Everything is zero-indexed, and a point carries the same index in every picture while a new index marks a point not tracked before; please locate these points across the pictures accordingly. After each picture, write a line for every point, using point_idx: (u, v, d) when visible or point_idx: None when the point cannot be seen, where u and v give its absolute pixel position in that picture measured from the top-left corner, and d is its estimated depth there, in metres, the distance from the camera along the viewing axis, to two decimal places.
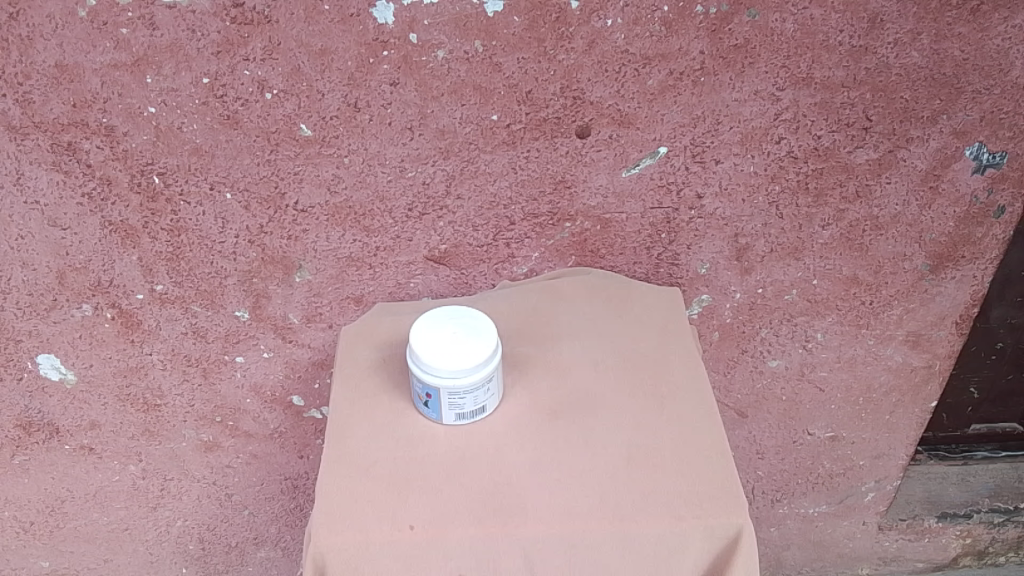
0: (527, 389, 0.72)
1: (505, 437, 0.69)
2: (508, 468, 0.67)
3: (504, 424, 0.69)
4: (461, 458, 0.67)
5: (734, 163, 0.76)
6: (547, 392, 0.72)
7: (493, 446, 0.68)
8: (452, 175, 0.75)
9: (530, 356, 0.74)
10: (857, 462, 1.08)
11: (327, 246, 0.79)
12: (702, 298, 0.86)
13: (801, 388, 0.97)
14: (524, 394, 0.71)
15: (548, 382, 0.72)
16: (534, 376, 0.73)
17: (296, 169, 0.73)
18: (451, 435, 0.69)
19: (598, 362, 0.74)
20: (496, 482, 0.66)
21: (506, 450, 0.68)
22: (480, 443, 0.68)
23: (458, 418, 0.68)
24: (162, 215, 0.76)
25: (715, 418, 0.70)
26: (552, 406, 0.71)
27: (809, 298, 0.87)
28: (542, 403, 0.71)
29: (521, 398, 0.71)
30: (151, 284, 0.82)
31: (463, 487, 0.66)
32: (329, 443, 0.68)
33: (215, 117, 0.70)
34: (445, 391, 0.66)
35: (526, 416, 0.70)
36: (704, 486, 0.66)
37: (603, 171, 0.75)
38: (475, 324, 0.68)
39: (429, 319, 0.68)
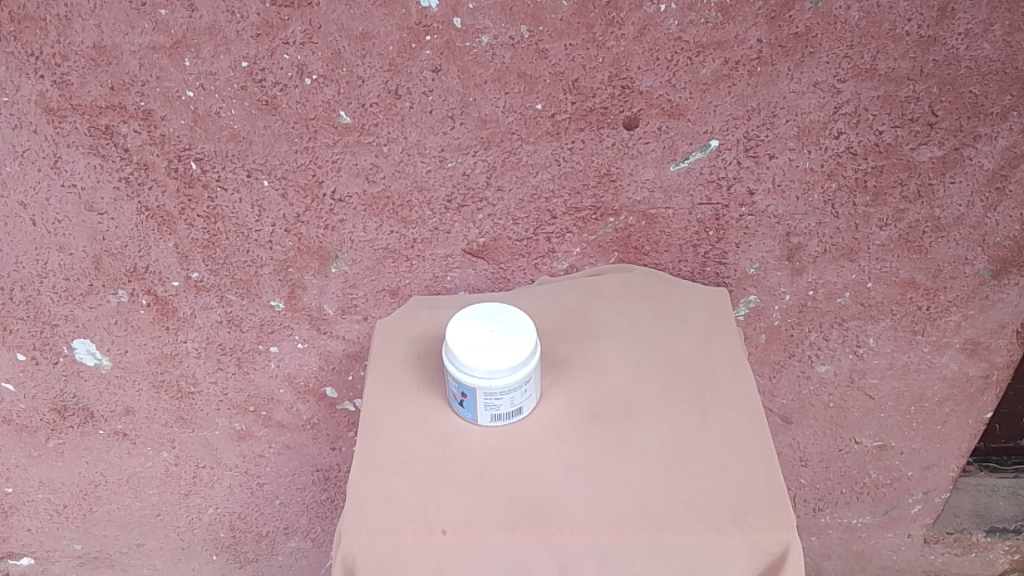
0: (565, 390, 0.69)
1: (541, 437, 0.66)
2: (542, 470, 0.64)
3: (540, 425, 0.67)
4: (495, 458, 0.65)
5: (789, 158, 0.72)
6: (586, 393, 0.69)
7: (528, 446, 0.66)
8: (493, 166, 0.72)
9: (569, 355, 0.72)
10: (905, 472, 1.03)
11: (364, 236, 0.78)
12: (749, 298, 0.83)
13: (849, 394, 0.93)
14: (561, 394, 0.69)
15: (586, 382, 0.70)
16: (571, 376, 0.70)
17: (334, 157, 0.72)
18: (486, 435, 0.66)
19: (639, 363, 0.71)
20: (530, 484, 0.64)
21: (541, 451, 0.65)
22: (516, 446, 0.66)
23: (495, 418, 0.66)
24: (198, 202, 0.75)
25: (762, 426, 0.67)
26: (591, 409, 0.68)
27: (862, 301, 0.84)
28: (581, 406, 0.68)
29: (558, 397, 0.69)
30: (187, 271, 0.81)
31: (496, 489, 0.63)
32: (361, 439, 0.66)
33: (253, 102, 0.68)
34: (481, 390, 0.64)
35: (563, 416, 0.68)
36: (748, 496, 0.63)
37: (650, 164, 0.72)
38: (513, 322, 0.66)
39: (465, 315, 0.66)
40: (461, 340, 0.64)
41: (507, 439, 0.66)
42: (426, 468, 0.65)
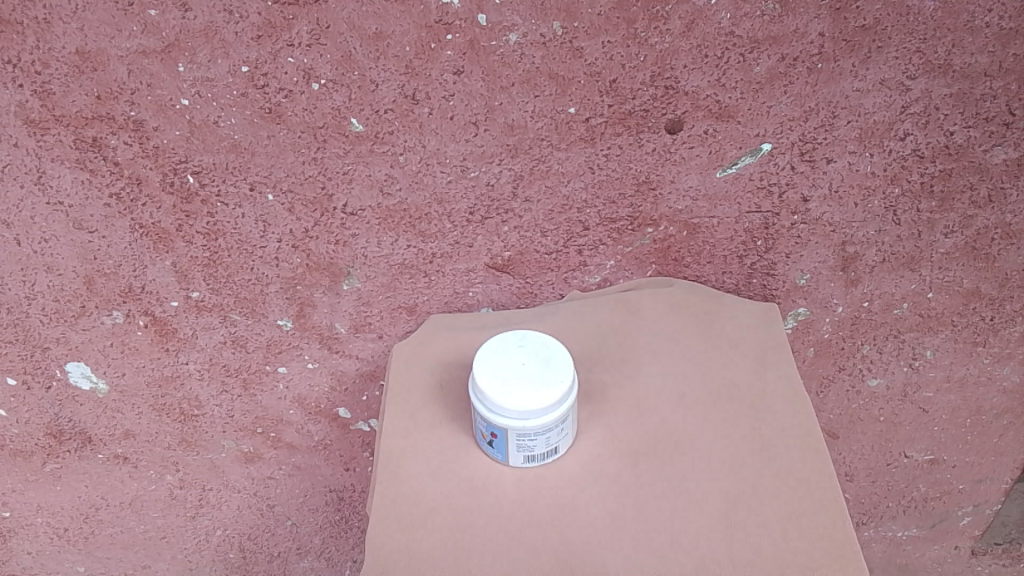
0: (604, 425, 0.63)
1: (580, 480, 0.60)
2: (584, 519, 0.58)
3: (578, 467, 0.61)
4: (531, 504, 0.59)
5: (848, 162, 0.65)
6: (627, 429, 0.63)
7: (567, 491, 0.60)
8: (520, 176, 0.65)
9: (606, 385, 0.65)
10: (956, 486, 0.97)
11: (379, 252, 0.71)
12: (798, 311, 0.76)
13: (901, 408, 0.87)
14: (601, 430, 0.63)
15: (628, 415, 0.64)
16: (611, 409, 0.64)
17: (346, 168, 0.65)
18: (518, 477, 0.61)
19: (685, 392, 0.65)
20: (571, 534, 0.58)
21: (582, 496, 0.60)
22: (553, 492, 0.60)
23: (527, 460, 0.60)
24: (197, 218, 0.69)
25: (825, 463, 0.61)
26: (633, 447, 0.62)
27: (921, 312, 0.77)
28: (622, 443, 0.62)
29: (597, 434, 0.63)
30: (186, 291, 0.75)
31: (532, 540, 0.58)
32: (381, 485, 0.61)
33: (255, 111, 0.61)
34: (513, 431, 0.58)
35: (604, 455, 0.62)
36: (814, 548, 0.57)
37: (694, 171, 0.65)
38: (547, 353, 0.59)
39: (493, 346, 0.60)
40: (490, 377, 0.58)
41: (541, 483, 0.60)
42: (455, 515, 0.59)
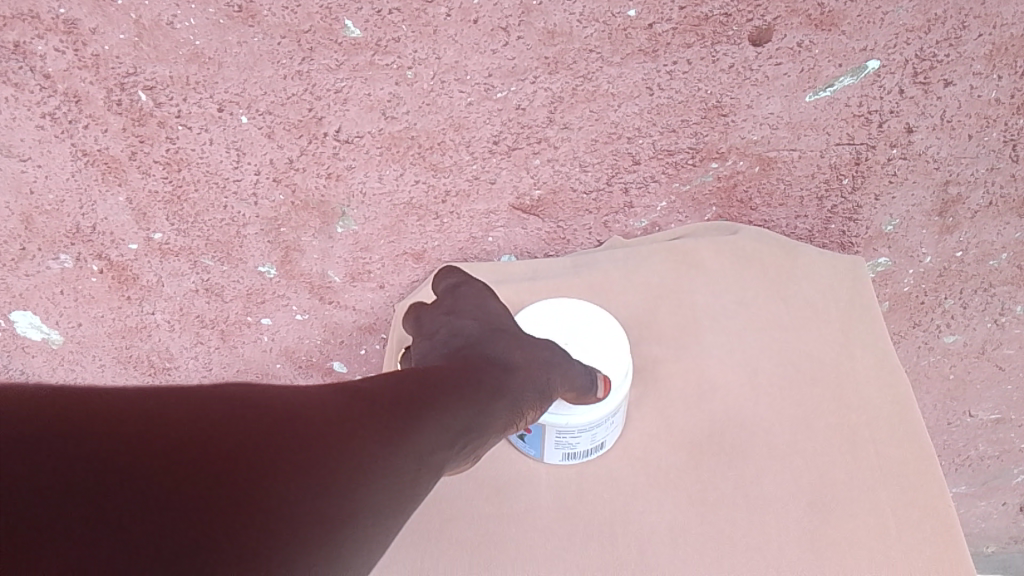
0: (659, 411, 0.57)
1: (634, 482, 0.54)
2: (645, 531, 0.52)
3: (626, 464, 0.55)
4: (572, 511, 0.53)
5: (970, 86, 0.51)
6: (689, 415, 0.56)
7: (617, 496, 0.54)
8: (559, 97, 0.52)
9: (665, 359, 0.58)
10: (1019, 446, 0.87)
11: (380, 188, 0.58)
12: (878, 261, 0.64)
13: (976, 366, 0.76)
14: (656, 415, 0.57)
15: (691, 402, 0.57)
16: (669, 393, 0.57)
17: (339, 84, 0.51)
18: (556, 478, 0.54)
19: (757, 375, 0.57)
20: (631, 551, 0.52)
21: (637, 502, 0.53)
22: (596, 497, 0.53)
23: (567, 457, 0.53)
24: (153, 145, 0.55)
25: (925, 455, 0.53)
26: (697, 438, 0.55)
27: (1020, 264, 0.65)
28: (683, 433, 0.56)
29: (653, 422, 0.56)
30: (147, 232, 0.62)
31: (586, 556, 0.51)
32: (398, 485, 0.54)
33: (220, 9, 0.47)
34: (552, 428, 0.51)
35: (661, 455, 0.55)
36: (920, 559, 0.50)
37: (777, 94, 0.52)
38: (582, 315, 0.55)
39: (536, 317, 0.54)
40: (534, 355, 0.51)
41: (583, 483, 0.54)
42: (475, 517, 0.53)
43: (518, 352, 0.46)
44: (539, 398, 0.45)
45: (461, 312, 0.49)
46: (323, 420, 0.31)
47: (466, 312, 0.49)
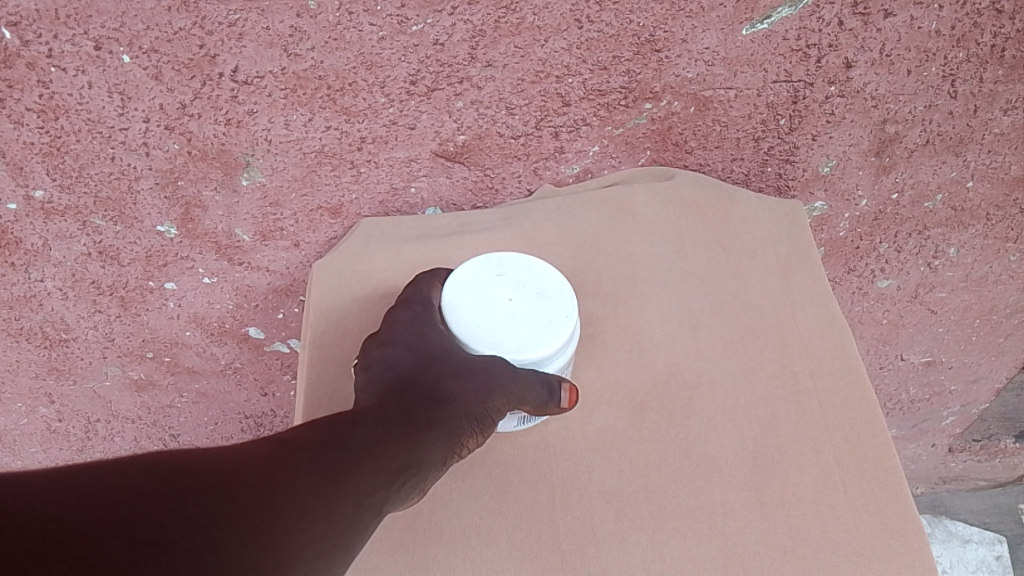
0: (596, 368, 0.54)
1: (570, 446, 0.51)
2: (585, 499, 0.49)
3: (562, 431, 0.51)
4: (511, 486, 0.50)
5: (910, 16, 0.49)
6: (627, 373, 0.53)
7: (553, 464, 0.50)
8: (480, 31, 0.48)
9: (601, 311, 0.55)
10: (948, 388, 0.88)
11: (288, 135, 0.53)
12: (815, 205, 0.62)
13: (909, 310, 0.75)
14: (592, 372, 0.54)
15: (627, 356, 0.54)
16: (605, 348, 0.54)
17: (232, 17, 0.46)
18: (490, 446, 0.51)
19: (697, 326, 0.55)
20: (572, 522, 0.48)
21: (575, 467, 0.50)
22: (532, 465, 0.50)
23: (521, 422, 0.50)
24: (24, 91, 0.49)
25: (869, 405, 0.51)
26: (636, 397, 0.53)
27: (955, 204, 0.64)
28: (622, 391, 0.53)
29: (590, 381, 0.53)
30: (26, 190, 0.55)
31: (530, 532, 0.48)
32: None
33: None
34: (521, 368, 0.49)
35: (598, 414, 0.52)
36: (867, 516, 0.48)
37: (713, 26, 0.49)
38: (505, 271, 0.52)
39: (462, 281, 0.52)
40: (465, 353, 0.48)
41: (518, 450, 0.51)
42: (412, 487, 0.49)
43: (453, 382, 0.46)
44: (479, 425, 0.46)
45: (396, 340, 0.49)
46: (267, 465, 0.36)
47: (401, 338, 0.49)
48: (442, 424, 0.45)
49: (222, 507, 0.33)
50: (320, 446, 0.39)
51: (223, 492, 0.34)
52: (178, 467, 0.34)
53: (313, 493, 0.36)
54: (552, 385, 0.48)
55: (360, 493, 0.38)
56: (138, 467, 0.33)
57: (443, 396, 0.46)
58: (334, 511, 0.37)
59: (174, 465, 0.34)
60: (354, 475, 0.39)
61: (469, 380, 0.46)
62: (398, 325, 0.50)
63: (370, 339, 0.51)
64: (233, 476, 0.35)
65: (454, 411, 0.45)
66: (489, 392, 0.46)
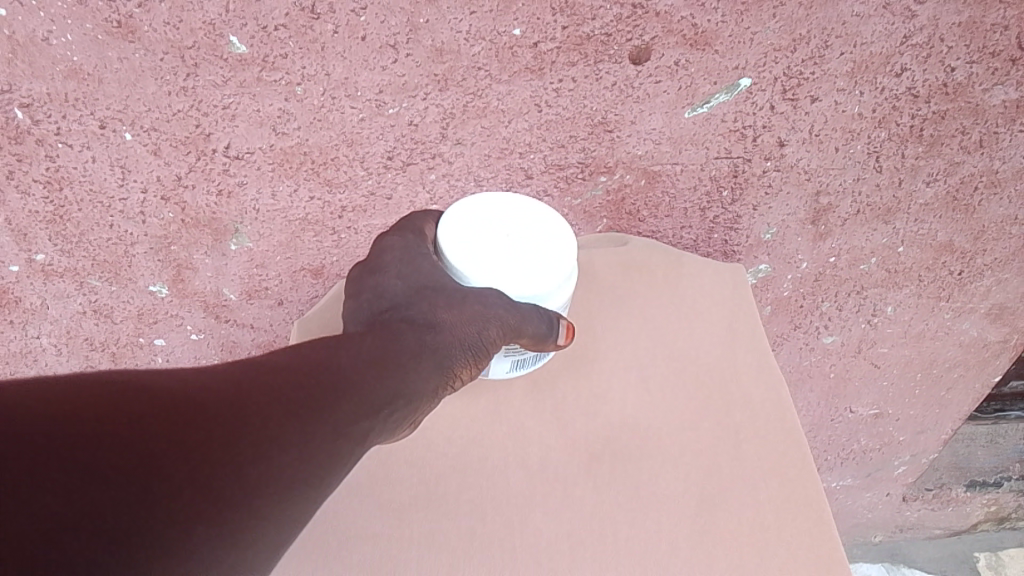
0: (558, 422, 0.58)
1: (531, 493, 0.54)
2: (538, 535, 0.52)
3: (526, 480, 0.55)
4: (475, 529, 0.52)
5: (835, 101, 0.55)
6: (586, 425, 0.57)
7: (514, 509, 0.53)
8: (450, 112, 0.53)
9: (562, 368, 0.60)
10: (897, 437, 0.93)
11: (274, 205, 0.58)
12: (759, 268, 0.68)
13: (854, 365, 0.81)
14: (554, 425, 0.57)
15: (584, 409, 0.58)
16: (567, 402, 0.59)
17: (226, 101, 0.51)
18: (460, 493, 0.54)
19: (649, 381, 0.59)
20: (527, 560, 0.51)
21: (534, 509, 0.53)
22: (495, 509, 0.53)
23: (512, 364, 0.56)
24: (32, 164, 0.53)
25: (804, 456, 0.56)
26: (593, 445, 0.57)
27: (888, 267, 0.70)
28: (580, 440, 0.57)
29: (552, 435, 0.57)
30: (29, 253, 0.59)
31: (469, 545, 0.51)
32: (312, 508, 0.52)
33: (100, 23, 0.47)
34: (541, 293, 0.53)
35: (559, 464, 0.56)
36: (800, 557, 0.52)
37: (658, 110, 0.55)
38: (498, 216, 0.55)
39: (462, 226, 0.54)
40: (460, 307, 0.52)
41: (482, 497, 0.54)
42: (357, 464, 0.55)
43: (446, 311, 0.50)
44: (472, 354, 0.50)
45: (385, 268, 0.52)
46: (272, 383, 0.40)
47: (391, 265, 0.52)
48: (434, 353, 0.49)
49: (197, 460, 0.34)
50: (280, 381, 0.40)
51: (199, 441, 0.35)
52: (146, 414, 0.34)
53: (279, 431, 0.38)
54: (553, 320, 0.52)
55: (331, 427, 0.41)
56: (107, 412, 0.33)
57: (437, 324, 0.49)
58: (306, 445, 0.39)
59: (140, 409, 0.34)
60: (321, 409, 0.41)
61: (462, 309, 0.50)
62: (389, 254, 0.52)
63: (360, 268, 0.53)
64: (206, 422, 0.35)
65: (450, 341, 0.49)
66: (485, 320, 0.50)
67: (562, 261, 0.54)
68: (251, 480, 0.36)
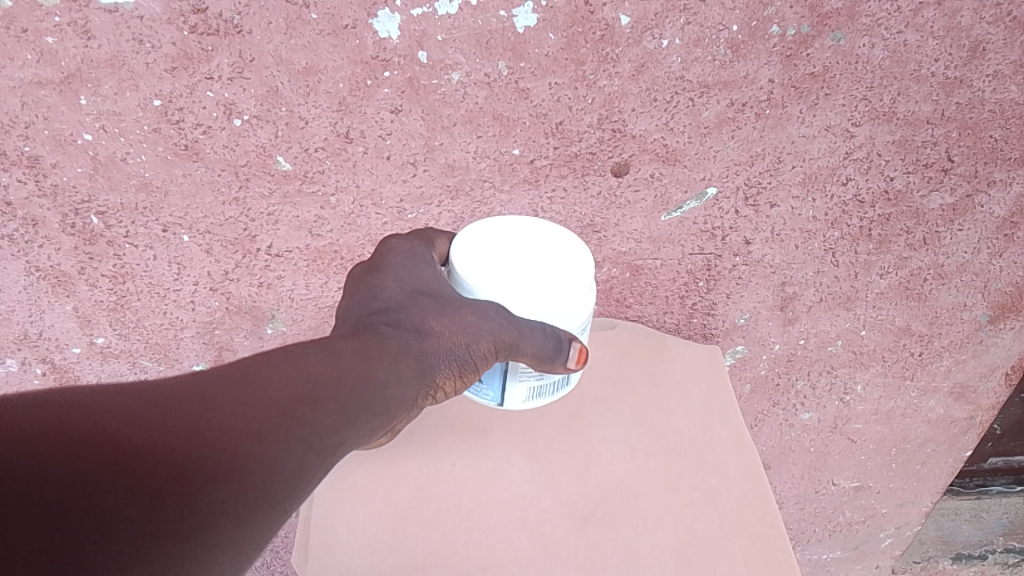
0: (555, 486, 0.64)
1: (529, 547, 0.60)
2: (534, 565, 0.59)
3: (528, 540, 0.60)
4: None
5: (791, 207, 0.64)
6: (579, 487, 0.64)
7: (516, 561, 0.59)
8: (460, 217, 0.62)
9: (557, 436, 0.67)
10: (879, 510, 0.98)
11: (307, 294, 0.66)
12: (736, 349, 0.76)
13: (831, 440, 0.87)
14: (553, 490, 0.64)
15: (577, 472, 0.65)
16: (563, 468, 0.65)
17: (271, 208, 0.60)
18: (466, 549, 0.59)
19: (634, 447, 0.67)
20: None
21: (532, 558, 0.59)
22: (498, 563, 0.59)
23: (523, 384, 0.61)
24: (102, 261, 0.63)
25: (772, 511, 0.63)
26: (584, 503, 0.63)
27: (854, 349, 0.77)
28: (574, 501, 0.63)
29: (551, 499, 0.63)
30: (90, 337, 0.68)
31: None
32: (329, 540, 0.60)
33: (169, 147, 0.56)
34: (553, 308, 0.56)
35: (556, 523, 0.61)
36: None
37: (638, 214, 0.64)
38: (514, 236, 0.59)
39: (475, 243, 0.58)
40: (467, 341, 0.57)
41: (487, 552, 0.59)
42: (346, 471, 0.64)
43: (436, 319, 0.50)
44: (458, 365, 0.50)
45: (386, 270, 0.53)
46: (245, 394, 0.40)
47: (392, 269, 0.53)
48: (422, 359, 0.48)
49: (160, 482, 0.34)
50: (264, 394, 0.40)
51: (170, 456, 0.35)
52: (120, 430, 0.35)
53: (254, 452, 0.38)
54: (559, 341, 0.54)
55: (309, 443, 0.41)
56: (80, 423, 0.34)
57: (427, 331, 0.49)
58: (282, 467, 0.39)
59: (112, 431, 0.34)
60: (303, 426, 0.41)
61: (453, 317, 0.51)
62: (393, 257, 0.54)
63: (363, 268, 0.55)
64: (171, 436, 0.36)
65: (440, 349, 0.49)
66: (478, 334, 0.51)
67: (576, 280, 0.57)
68: (216, 505, 0.36)
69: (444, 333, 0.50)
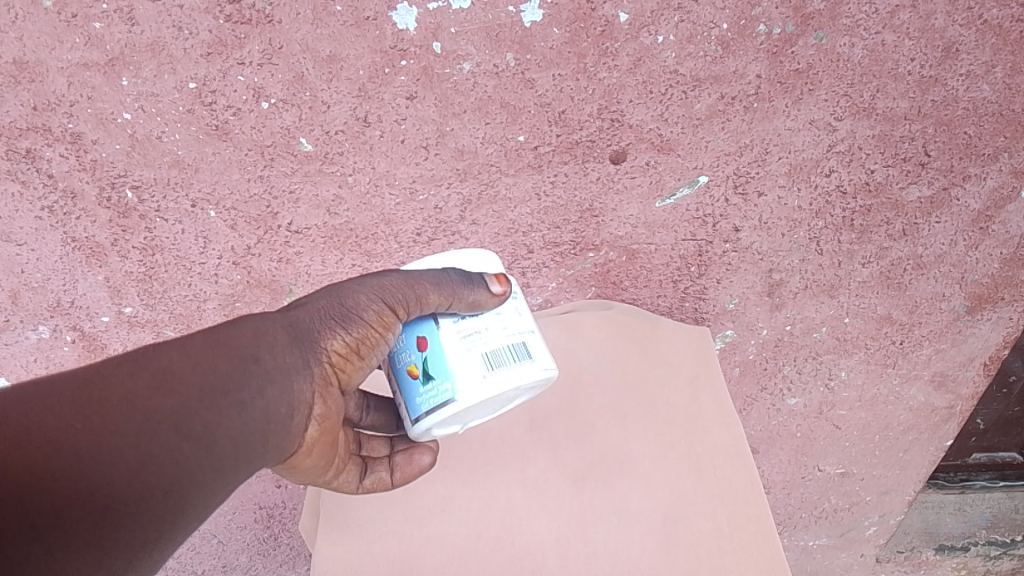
0: (551, 450, 0.69)
1: (527, 507, 0.67)
2: (527, 520, 0.66)
3: (525, 497, 0.67)
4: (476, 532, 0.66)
5: (778, 196, 0.69)
6: (573, 450, 0.69)
7: (511, 518, 0.66)
8: (468, 200, 0.67)
9: (553, 403, 0.72)
10: (864, 497, 1.01)
11: (323, 271, 0.71)
12: (726, 332, 0.80)
13: (818, 425, 0.90)
14: (550, 453, 0.69)
15: (574, 437, 0.70)
16: (558, 433, 0.70)
17: (293, 186, 0.65)
18: (473, 507, 0.67)
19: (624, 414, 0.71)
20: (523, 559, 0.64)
21: (524, 515, 0.66)
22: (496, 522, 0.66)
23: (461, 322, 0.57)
24: (133, 233, 0.67)
25: (753, 480, 0.67)
26: (577, 466, 0.68)
27: (838, 336, 0.81)
28: (569, 463, 0.69)
29: (547, 462, 0.69)
30: (119, 307, 0.72)
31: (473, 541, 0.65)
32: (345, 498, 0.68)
33: (201, 127, 0.61)
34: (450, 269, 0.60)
35: (549, 481, 0.68)
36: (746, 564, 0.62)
37: (635, 200, 0.68)
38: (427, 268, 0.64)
39: None
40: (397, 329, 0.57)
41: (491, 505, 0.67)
42: None
43: (307, 295, 0.54)
44: (341, 321, 0.53)
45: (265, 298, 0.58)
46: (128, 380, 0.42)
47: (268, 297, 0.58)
48: (291, 329, 0.51)
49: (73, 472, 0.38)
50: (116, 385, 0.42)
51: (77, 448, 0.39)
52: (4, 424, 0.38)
53: (99, 433, 0.40)
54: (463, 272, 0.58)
55: (178, 420, 0.43)
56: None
57: (295, 308, 0.53)
58: (146, 447, 0.41)
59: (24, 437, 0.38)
60: (160, 408, 0.42)
61: (320, 293, 0.55)
62: None
63: None
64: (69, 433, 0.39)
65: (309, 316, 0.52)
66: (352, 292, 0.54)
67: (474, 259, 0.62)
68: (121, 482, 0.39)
69: (311, 303, 0.53)
